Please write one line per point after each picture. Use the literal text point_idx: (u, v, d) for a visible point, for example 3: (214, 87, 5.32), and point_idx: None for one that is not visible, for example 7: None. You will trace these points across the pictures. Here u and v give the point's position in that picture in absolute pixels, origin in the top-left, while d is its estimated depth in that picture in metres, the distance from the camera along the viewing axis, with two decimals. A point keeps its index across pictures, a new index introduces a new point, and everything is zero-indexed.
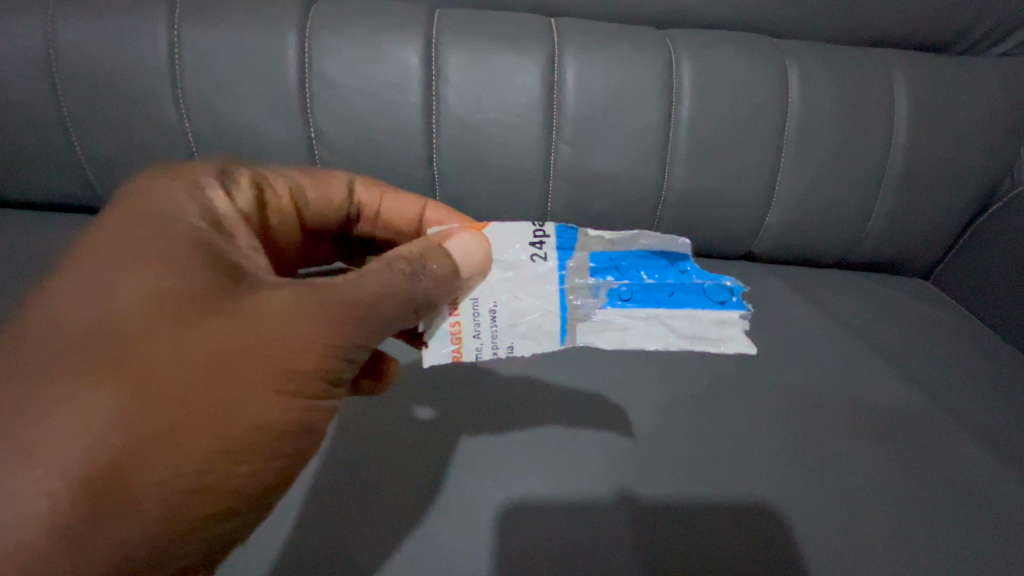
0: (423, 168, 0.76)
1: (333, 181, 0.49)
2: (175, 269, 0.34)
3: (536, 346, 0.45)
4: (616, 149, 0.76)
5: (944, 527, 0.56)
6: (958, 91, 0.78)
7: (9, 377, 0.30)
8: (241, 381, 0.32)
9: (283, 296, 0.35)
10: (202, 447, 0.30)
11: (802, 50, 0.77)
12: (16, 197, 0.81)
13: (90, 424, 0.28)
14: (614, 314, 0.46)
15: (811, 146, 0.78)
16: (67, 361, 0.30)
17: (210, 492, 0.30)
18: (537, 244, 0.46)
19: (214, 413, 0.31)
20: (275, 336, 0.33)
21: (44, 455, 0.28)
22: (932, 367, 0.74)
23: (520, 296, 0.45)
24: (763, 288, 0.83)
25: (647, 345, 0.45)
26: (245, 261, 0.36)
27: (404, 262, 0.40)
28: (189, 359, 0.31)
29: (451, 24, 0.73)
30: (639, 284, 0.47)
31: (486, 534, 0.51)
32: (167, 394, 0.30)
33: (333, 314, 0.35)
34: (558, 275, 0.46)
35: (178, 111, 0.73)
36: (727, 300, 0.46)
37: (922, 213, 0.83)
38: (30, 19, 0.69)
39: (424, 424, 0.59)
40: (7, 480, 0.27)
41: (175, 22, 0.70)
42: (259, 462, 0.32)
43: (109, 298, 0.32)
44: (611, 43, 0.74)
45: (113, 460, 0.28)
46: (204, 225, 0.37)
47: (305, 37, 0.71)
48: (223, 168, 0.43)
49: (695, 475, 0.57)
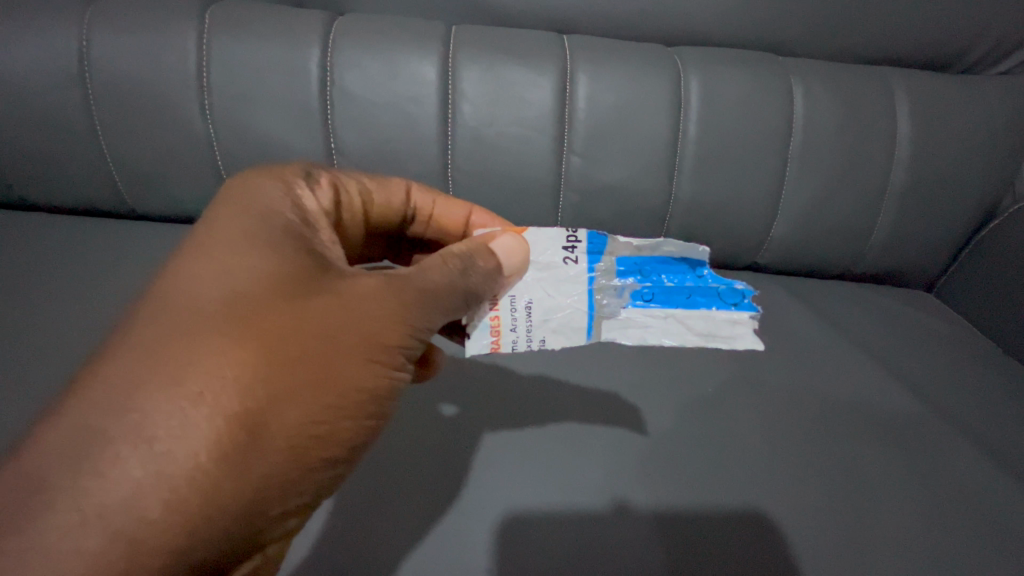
0: (438, 178, 0.79)
1: (393, 185, 0.51)
2: (277, 253, 0.36)
3: (564, 341, 0.47)
4: (625, 161, 0.78)
5: (942, 536, 0.58)
6: (959, 108, 0.80)
7: (137, 340, 0.32)
8: (341, 348, 0.34)
9: (369, 281, 0.38)
10: (312, 405, 0.32)
11: (806, 68, 0.80)
12: (47, 202, 0.84)
13: (211, 382, 0.30)
14: (636, 313, 0.48)
15: (815, 160, 0.80)
16: (185, 326, 0.32)
17: (317, 449, 0.32)
18: (569, 248, 0.49)
19: (317, 376, 0.33)
20: (367, 315, 0.36)
21: (168, 408, 0.29)
22: (932, 379, 0.76)
23: (553, 294, 0.47)
24: (767, 298, 0.85)
25: (667, 342, 0.47)
26: (331, 254, 0.39)
27: (456, 258, 0.43)
28: (297, 327, 0.33)
29: (468, 40, 0.76)
30: (660, 286, 0.49)
31: (498, 534, 0.52)
32: (277, 356, 0.32)
33: (412, 299, 0.38)
34: (588, 276, 0.48)
35: (205, 122, 0.76)
36: (739, 302, 0.49)
37: (925, 226, 0.85)
38: (68, 34, 0.73)
39: (438, 424, 0.61)
40: (140, 427, 0.28)
41: (205, 38, 0.74)
42: (351, 425, 0.34)
43: (223, 274, 0.35)
44: (622, 59, 0.77)
45: (245, 412, 0.30)
46: (296, 221, 0.39)
47: (327, 53, 0.74)
48: (307, 170, 0.45)
49: (699, 479, 0.59)
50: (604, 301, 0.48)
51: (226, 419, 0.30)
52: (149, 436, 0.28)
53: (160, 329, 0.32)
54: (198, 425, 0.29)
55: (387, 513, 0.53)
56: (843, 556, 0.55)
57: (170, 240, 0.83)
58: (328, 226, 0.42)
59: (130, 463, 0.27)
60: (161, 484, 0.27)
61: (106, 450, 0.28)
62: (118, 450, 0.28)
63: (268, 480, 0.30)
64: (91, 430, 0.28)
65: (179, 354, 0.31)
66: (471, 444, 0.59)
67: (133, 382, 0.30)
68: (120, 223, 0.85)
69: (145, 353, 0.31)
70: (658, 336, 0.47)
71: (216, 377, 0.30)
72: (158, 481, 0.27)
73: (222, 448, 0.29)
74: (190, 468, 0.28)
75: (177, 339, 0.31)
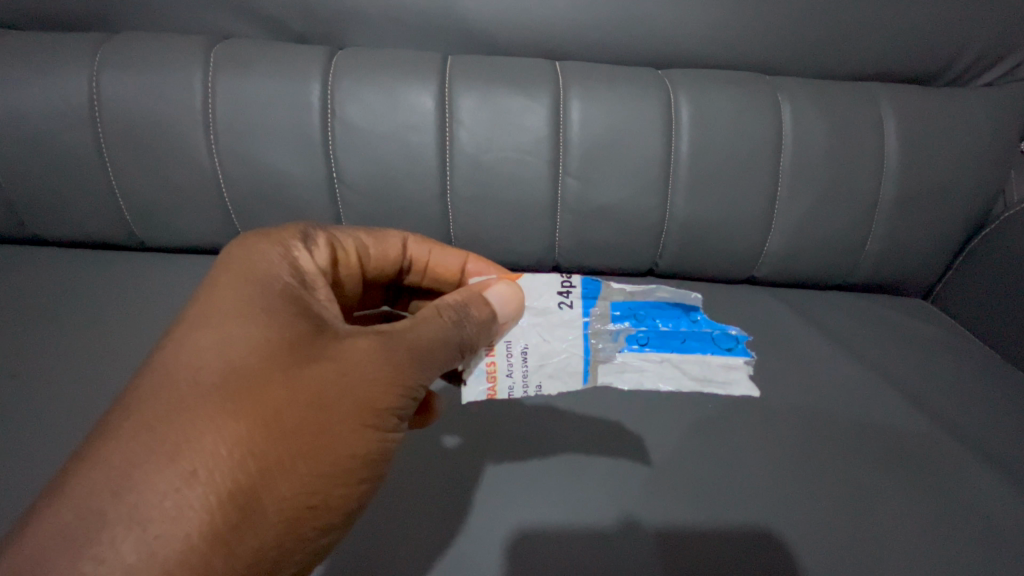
0: (439, 204, 0.81)
1: (389, 237, 0.53)
2: (274, 323, 0.39)
3: (561, 385, 0.49)
4: (619, 183, 0.80)
5: (946, 549, 0.58)
6: (946, 120, 0.82)
7: (141, 419, 0.34)
8: (336, 416, 0.37)
9: (362, 343, 0.40)
10: (309, 475, 0.36)
11: (794, 85, 0.82)
12: (59, 237, 0.87)
13: (214, 460, 0.33)
14: (631, 357, 0.49)
15: (806, 176, 0.82)
16: (188, 404, 0.35)
17: (314, 513, 0.36)
18: (564, 293, 0.51)
19: (315, 445, 0.36)
20: (359, 379, 0.39)
21: (172, 487, 0.32)
22: (932, 388, 0.77)
23: (548, 339, 0.49)
24: (765, 313, 0.87)
25: (664, 386, 0.48)
26: (328, 315, 0.41)
27: (450, 310, 0.45)
28: (294, 400, 0.36)
29: (463, 70, 0.78)
30: (654, 331, 0.51)
31: (501, 560, 0.53)
32: (276, 429, 0.35)
33: (404, 360, 0.41)
34: (583, 321, 0.50)
35: (210, 155, 0.78)
36: (733, 347, 0.50)
37: (918, 237, 0.86)
38: (78, 76, 0.76)
39: (443, 450, 0.62)
40: (147, 508, 0.31)
41: (209, 75, 0.76)
42: (347, 487, 0.38)
43: (222, 349, 0.37)
44: (613, 84, 0.79)
45: (238, 489, 0.34)
46: (294, 284, 0.41)
47: (328, 86, 0.77)
48: (305, 230, 0.47)
49: (701, 497, 0.60)
50: (602, 343, 0.49)
51: (219, 498, 0.33)
52: (143, 520, 0.31)
53: (156, 407, 0.35)
54: (192, 505, 0.32)
55: (393, 543, 0.53)
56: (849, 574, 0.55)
57: (180, 273, 0.85)
58: (325, 284, 0.44)
59: (124, 546, 0.30)
60: (154, 566, 0.30)
61: (103, 534, 0.30)
62: (113, 534, 0.30)
63: (261, 550, 0.34)
64: (92, 512, 0.31)
65: (177, 432, 0.34)
66: (476, 469, 0.60)
67: (132, 462, 0.33)
68: (131, 257, 0.88)
69: (144, 431, 0.34)
70: (655, 379, 0.48)
71: (216, 456, 0.34)
72: (150, 564, 0.30)
73: (216, 526, 0.32)
74: (185, 547, 0.31)
75: (174, 418, 0.34)
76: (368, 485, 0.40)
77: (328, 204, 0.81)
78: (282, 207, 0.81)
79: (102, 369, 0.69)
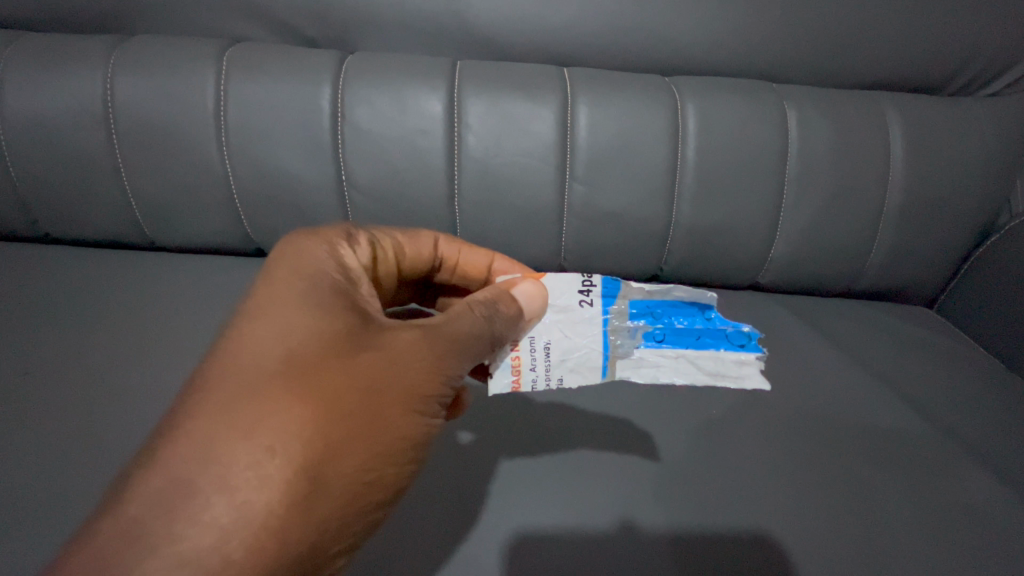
0: (446, 207, 0.82)
1: (421, 236, 0.54)
2: (327, 313, 0.39)
3: (581, 378, 0.49)
4: (626, 189, 0.81)
5: (952, 560, 0.57)
6: (951, 129, 0.83)
7: (215, 397, 0.35)
8: (388, 399, 0.38)
9: (406, 334, 0.41)
10: (365, 453, 0.36)
11: (799, 93, 0.83)
12: (67, 235, 0.87)
13: (283, 437, 0.34)
14: (648, 352, 0.49)
15: (811, 183, 0.82)
16: (258, 386, 0.36)
17: (371, 490, 0.37)
18: (584, 292, 0.52)
19: (370, 425, 0.37)
20: (407, 368, 0.40)
21: (252, 459, 0.33)
22: (936, 396, 0.77)
23: (570, 335, 0.50)
24: (770, 319, 0.87)
25: (681, 380, 0.49)
26: (373, 308, 0.42)
27: (481, 306, 0.46)
28: (350, 383, 0.37)
29: (472, 75, 0.79)
30: (671, 328, 0.51)
31: (507, 561, 0.53)
32: (337, 410, 0.36)
33: (445, 349, 0.42)
34: (602, 318, 0.50)
35: (221, 156, 0.79)
36: (746, 344, 0.50)
37: (922, 245, 0.86)
38: (92, 76, 0.77)
39: (449, 452, 0.61)
40: (233, 475, 0.32)
41: (222, 78, 0.77)
42: (399, 465, 0.38)
43: (282, 335, 0.38)
44: (621, 90, 0.80)
45: (308, 465, 0.34)
46: (342, 279, 0.42)
47: (338, 88, 0.78)
48: (347, 229, 0.48)
49: (705, 500, 0.60)
50: (621, 336, 0.50)
51: (294, 470, 0.34)
52: (232, 486, 0.32)
53: (226, 390, 0.36)
54: (271, 476, 0.33)
55: (399, 543, 0.53)
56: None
57: (186, 271, 0.85)
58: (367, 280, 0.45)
59: (216, 510, 0.31)
60: (243, 529, 0.31)
61: (194, 500, 0.31)
62: (205, 499, 0.31)
63: (329, 524, 0.35)
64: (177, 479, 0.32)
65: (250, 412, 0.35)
66: (482, 471, 0.60)
67: (212, 436, 0.34)
68: (138, 256, 0.88)
69: (217, 410, 0.35)
70: (673, 373, 0.49)
71: (287, 432, 0.34)
72: (240, 526, 0.31)
73: (291, 497, 0.33)
74: (267, 513, 0.32)
75: (246, 397, 0.35)
76: (417, 467, 0.40)
77: (337, 206, 0.82)
78: (290, 208, 0.82)
79: (104, 365, 0.68)
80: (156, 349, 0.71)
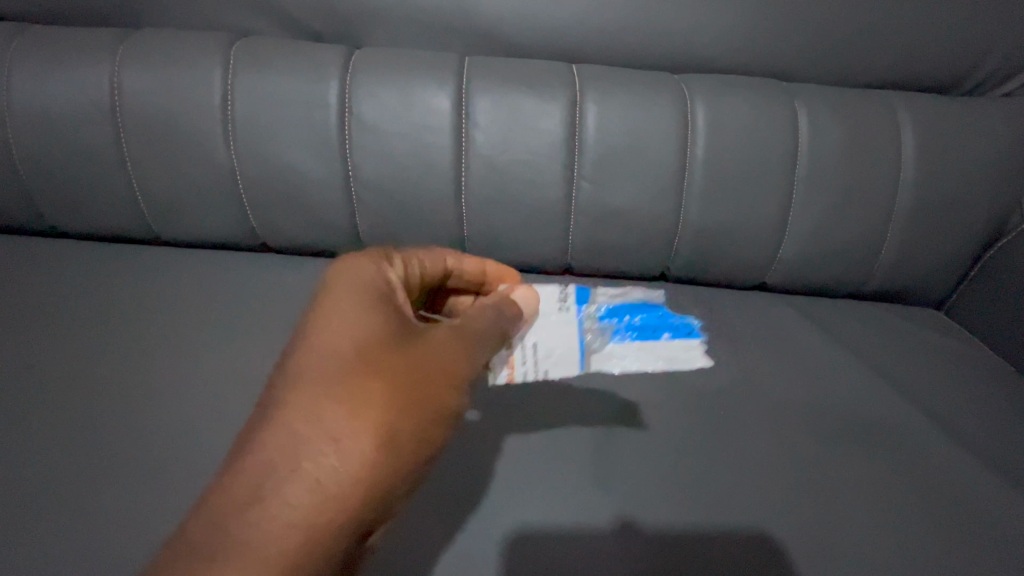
0: (453, 203, 0.81)
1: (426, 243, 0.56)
2: (366, 320, 0.45)
3: (561, 370, 0.54)
4: (634, 187, 0.80)
5: (957, 565, 0.58)
6: (964, 129, 0.82)
7: (289, 390, 0.43)
8: (424, 390, 0.44)
9: (434, 336, 0.47)
10: (408, 436, 0.43)
11: (810, 92, 0.82)
12: (73, 229, 0.87)
13: (345, 419, 0.41)
14: (616, 346, 0.54)
15: (821, 183, 0.82)
16: (321, 380, 0.43)
17: (415, 463, 0.43)
18: (561, 296, 0.56)
19: (412, 413, 0.43)
20: (436, 365, 0.45)
21: (324, 437, 0.41)
22: (943, 399, 0.76)
23: (551, 334, 0.54)
24: (778, 320, 0.86)
25: (647, 368, 0.54)
26: (402, 313, 0.48)
27: (491, 309, 0.51)
28: (392, 378, 0.43)
29: (480, 72, 0.78)
30: (633, 325, 0.56)
31: (513, 559, 0.53)
32: (385, 399, 0.43)
33: (468, 347, 0.47)
34: (577, 319, 0.55)
35: (228, 151, 0.79)
36: (692, 332, 0.56)
37: (932, 246, 0.85)
38: (100, 71, 0.77)
39: (455, 450, 0.61)
40: (313, 447, 0.41)
41: (230, 72, 0.77)
42: (435, 443, 0.45)
43: (334, 339, 0.45)
44: (630, 88, 0.79)
45: (365, 444, 0.41)
46: (375, 290, 0.48)
47: (345, 84, 0.77)
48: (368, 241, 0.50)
49: (709, 501, 0.60)
50: (594, 330, 0.55)
51: (356, 446, 0.41)
52: (313, 457, 0.40)
53: (297, 383, 0.43)
54: (339, 450, 0.41)
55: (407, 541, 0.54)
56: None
57: (192, 266, 0.85)
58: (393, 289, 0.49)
59: (303, 472, 0.40)
60: (324, 488, 0.40)
61: (287, 466, 0.40)
62: (295, 463, 0.40)
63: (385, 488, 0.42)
64: (265, 462, 0.40)
65: (312, 404, 0.42)
66: (488, 469, 0.60)
67: (293, 419, 0.41)
68: (144, 250, 0.88)
69: (294, 398, 0.42)
70: (638, 361, 0.54)
71: (348, 416, 0.41)
72: (322, 485, 0.40)
73: (356, 466, 0.41)
74: (340, 478, 0.40)
75: (314, 388, 0.42)
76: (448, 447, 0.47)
77: (344, 202, 0.81)
78: (297, 203, 0.82)
79: (111, 360, 0.68)
80: (164, 346, 0.71)
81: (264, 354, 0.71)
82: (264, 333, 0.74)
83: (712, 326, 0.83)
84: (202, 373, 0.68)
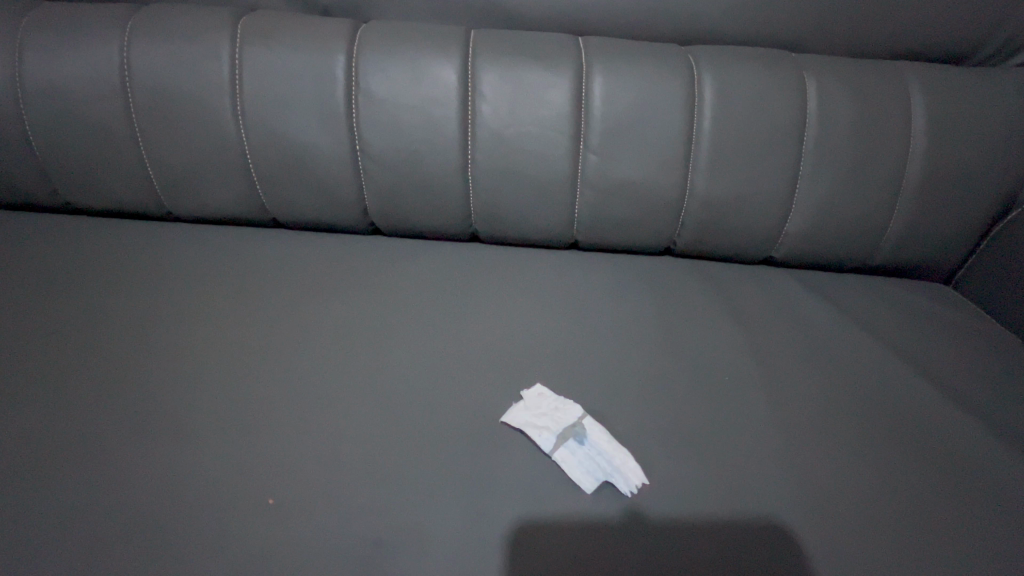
0: (459, 176, 0.82)
1: None
2: None
3: (538, 435, 0.59)
4: (640, 159, 0.80)
5: (971, 520, 0.56)
6: (974, 98, 0.81)
7: None
8: None
9: None
10: None
11: (819, 63, 0.81)
12: (84, 205, 0.88)
13: None
14: (577, 446, 0.58)
15: (829, 153, 0.81)
16: None
17: None
18: (563, 404, 0.63)
19: None
20: None
21: None
22: (949, 366, 0.76)
23: (553, 411, 0.62)
24: (783, 293, 0.86)
25: (581, 485, 0.55)
26: None
27: None
28: None
29: (486, 44, 0.78)
30: (598, 449, 0.58)
31: (519, 510, 0.53)
32: None
33: None
34: (572, 417, 0.61)
35: (236, 124, 0.80)
36: (629, 478, 0.56)
37: (939, 218, 0.85)
38: (109, 45, 0.77)
39: (462, 412, 0.61)
40: None
41: (237, 46, 0.77)
42: None
43: None
44: (636, 59, 0.79)
45: None
46: None
47: (351, 56, 0.77)
48: None
49: (716, 458, 0.59)
50: (563, 445, 0.58)
51: None
52: None
53: None
54: None
55: (407, 496, 0.53)
56: (874, 548, 0.53)
57: (201, 240, 0.86)
58: None
59: None
60: None
61: None
62: None
63: None
64: None
65: None
66: (494, 430, 0.60)
67: None
68: (153, 226, 0.89)
69: None
70: (594, 469, 0.56)
71: None
72: None
73: None
74: None
75: None
76: None
77: (351, 176, 0.82)
78: (305, 178, 0.83)
79: (119, 323, 0.69)
80: (171, 309, 0.71)
81: (266, 320, 0.71)
82: (268, 301, 0.75)
83: (716, 298, 0.83)
84: (205, 337, 0.68)
